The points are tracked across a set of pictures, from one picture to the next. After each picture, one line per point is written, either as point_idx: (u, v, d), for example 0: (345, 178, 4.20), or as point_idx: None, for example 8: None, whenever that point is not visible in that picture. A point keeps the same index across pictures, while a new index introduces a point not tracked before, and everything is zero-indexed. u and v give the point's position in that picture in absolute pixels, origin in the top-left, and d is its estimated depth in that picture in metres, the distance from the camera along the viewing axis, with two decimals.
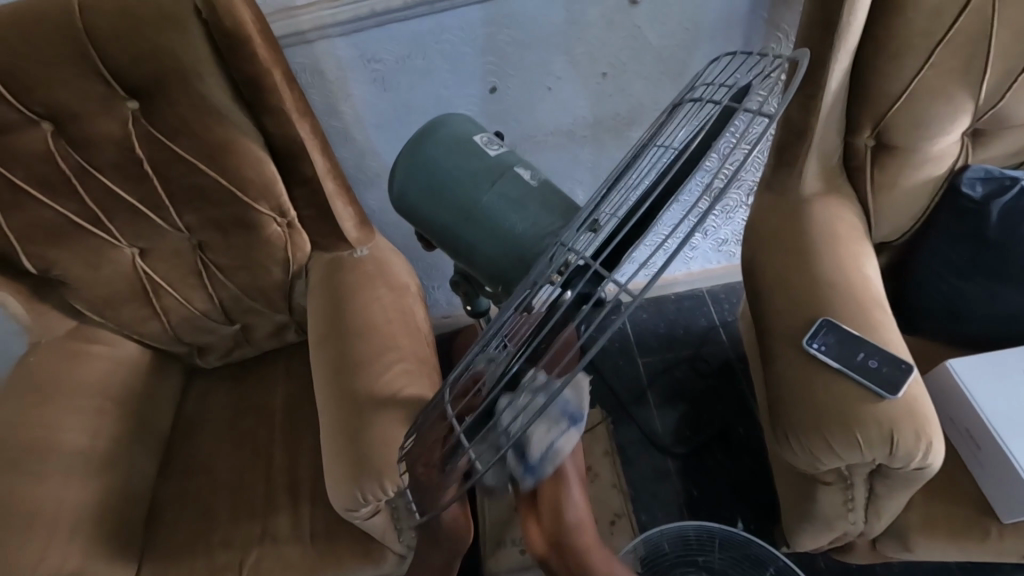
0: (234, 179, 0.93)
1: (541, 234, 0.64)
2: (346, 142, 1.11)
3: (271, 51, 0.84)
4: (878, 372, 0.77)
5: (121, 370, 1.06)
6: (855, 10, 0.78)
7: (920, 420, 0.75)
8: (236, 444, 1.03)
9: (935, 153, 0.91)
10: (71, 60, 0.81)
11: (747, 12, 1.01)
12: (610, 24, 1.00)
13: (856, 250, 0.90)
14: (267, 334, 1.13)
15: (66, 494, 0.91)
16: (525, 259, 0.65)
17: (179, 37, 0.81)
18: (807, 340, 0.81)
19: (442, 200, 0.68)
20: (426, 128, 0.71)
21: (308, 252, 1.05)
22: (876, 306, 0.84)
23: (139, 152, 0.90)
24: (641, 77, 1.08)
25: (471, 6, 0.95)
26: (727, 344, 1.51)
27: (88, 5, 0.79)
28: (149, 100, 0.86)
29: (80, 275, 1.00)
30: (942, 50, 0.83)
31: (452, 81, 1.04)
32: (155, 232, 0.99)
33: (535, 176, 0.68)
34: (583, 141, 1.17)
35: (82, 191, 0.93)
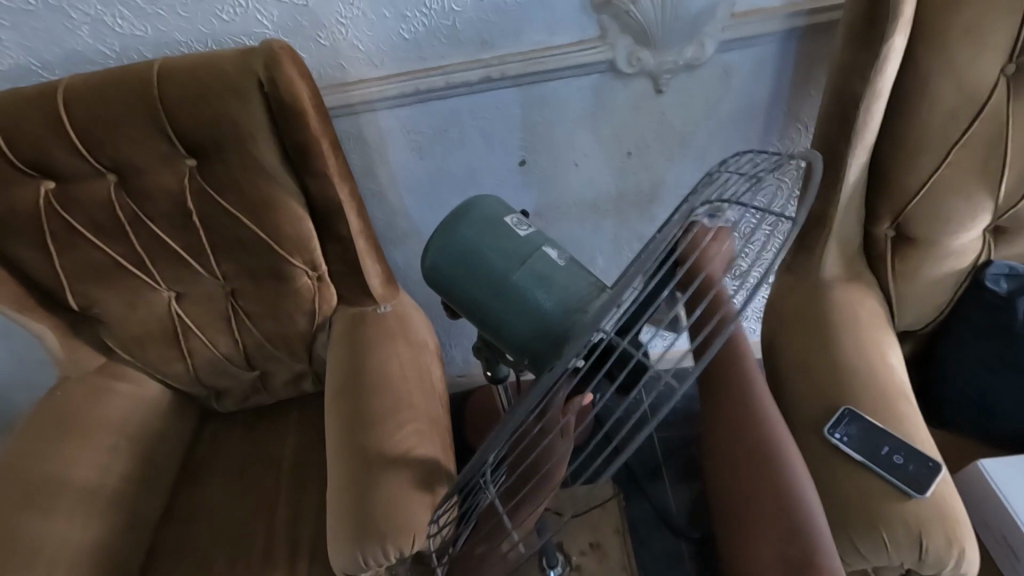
0: (273, 233, 0.99)
1: (565, 310, 0.65)
2: (381, 204, 1.17)
3: (322, 122, 0.91)
4: (904, 468, 0.74)
5: (141, 410, 1.08)
6: (871, 111, 0.82)
7: (950, 524, 0.71)
8: (242, 494, 1.03)
9: (957, 247, 0.92)
10: (141, 121, 0.89)
11: (768, 104, 1.07)
12: (637, 109, 1.06)
13: (879, 338, 0.89)
14: (286, 381, 1.14)
15: (70, 533, 0.92)
16: (554, 336, 0.66)
17: (240, 105, 0.88)
18: (828, 429, 0.79)
19: (472, 275, 0.69)
20: (457, 207, 0.72)
21: (334, 304, 1.09)
22: (900, 398, 0.83)
23: (189, 204, 0.97)
24: (665, 157, 1.13)
25: (508, 87, 1.02)
26: None
27: (164, 74, 0.87)
28: (205, 158, 0.93)
29: (118, 314, 1.05)
30: (958, 150, 0.85)
31: (485, 154, 1.11)
32: (192, 278, 1.04)
33: (563, 255, 0.70)
34: (608, 215, 1.22)
35: (132, 236, 0.99)
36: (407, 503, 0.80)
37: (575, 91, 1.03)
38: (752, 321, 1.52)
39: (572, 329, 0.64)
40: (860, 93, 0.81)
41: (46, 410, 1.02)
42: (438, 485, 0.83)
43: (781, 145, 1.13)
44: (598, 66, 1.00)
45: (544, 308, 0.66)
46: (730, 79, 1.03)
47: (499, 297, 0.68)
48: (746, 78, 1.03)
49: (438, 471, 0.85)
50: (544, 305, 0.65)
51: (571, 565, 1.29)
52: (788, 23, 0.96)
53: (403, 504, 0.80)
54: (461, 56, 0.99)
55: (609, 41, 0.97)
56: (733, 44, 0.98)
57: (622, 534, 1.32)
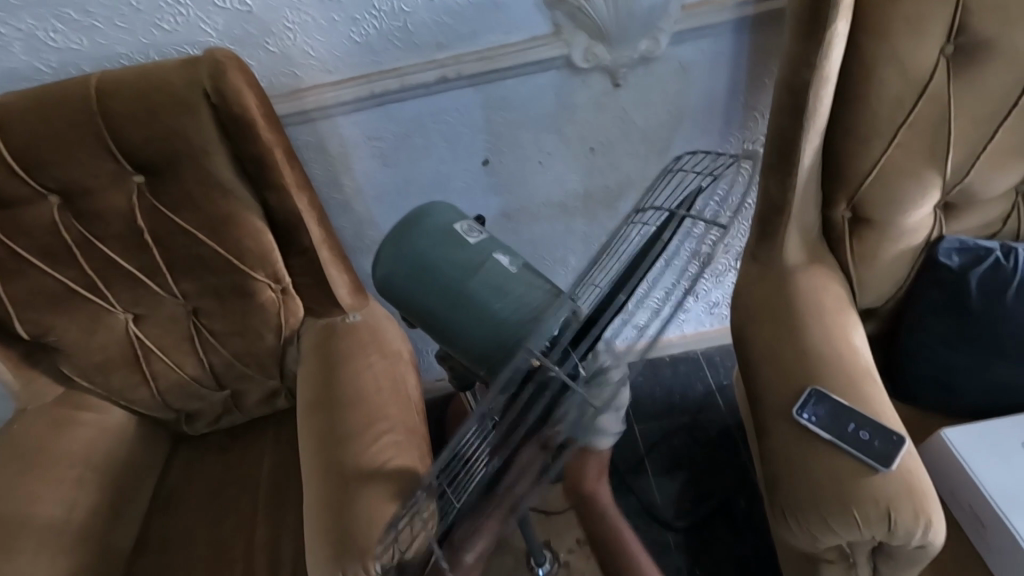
0: (233, 248, 0.96)
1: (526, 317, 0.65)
2: (345, 213, 1.15)
3: (276, 132, 0.88)
4: (870, 444, 0.76)
5: (106, 439, 1.04)
6: (821, 96, 0.83)
7: (917, 495, 0.73)
8: (217, 519, 1.01)
9: (911, 226, 0.94)
10: (85, 139, 0.85)
11: (725, 94, 1.08)
12: (596, 105, 1.07)
13: (841, 319, 0.91)
14: (258, 400, 1.12)
15: (35, 573, 0.88)
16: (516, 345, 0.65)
17: (188, 118, 0.85)
18: (797, 411, 0.81)
19: (427, 286, 0.69)
20: (408, 218, 0.72)
21: (302, 317, 1.06)
22: (866, 376, 0.85)
23: (141, 223, 0.93)
24: (626, 152, 1.14)
25: (464, 88, 1.01)
26: (725, 411, 1.51)
27: (105, 89, 0.84)
28: (154, 174, 0.90)
29: (73, 341, 1.00)
30: (906, 131, 0.88)
31: (446, 157, 1.09)
32: (151, 299, 1.01)
33: (516, 261, 0.70)
34: (575, 213, 1.22)
35: (83, 260, 0.95)
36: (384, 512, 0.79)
37: (530, 89, 1.03)
38: (724, 307, 1.55)
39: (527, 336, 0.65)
40: (809, 79, 0.82)
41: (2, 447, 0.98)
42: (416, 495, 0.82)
43: (740, 134, 1.14)
44: (554, 63, 1.00)
45: (500, 315, 0.66)
46: (684, 72, 1.04)
47: (455, 306, 0.68)
48: (700, 70, 1.05)
49: (417, 481, 0.84)
50: (500, 312, 0.65)
51: (561, 562, 1.28)
52: (737, 14, 0.97)
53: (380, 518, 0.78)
54: (417, 59, 0.98)
55: (564, 37, 0.97)
56: (685, 37, 0.99)
57: None
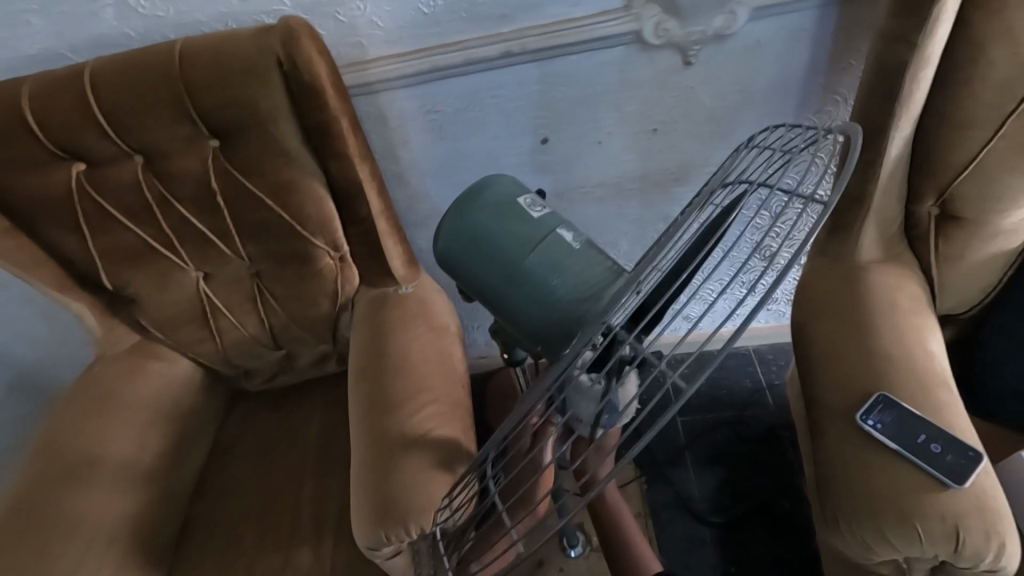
0: (296, 215, 0.99)
1: (584, 295, 0.62)
2: (402, 185, 1.16)
3: (342, 101, 0.90)
4: (942, 458, 0.71)
5: (174, 388, 1.12)
6: (918, 80, 0.76)
7: (990, 517, 0.68)
8: (270, 470, 1.07)
9: (1008, 227, 0.86)
10: (167, 102, 0.89)
11: (804, 76, 1.01)
12: (663, 85, 1.02)
13: (916, 323, 0.85)
14: (310, 362, 1.17)
15: (110, 504, 0.96)
16: (570, 322, 0.63)
17: (261, 85, 0.87)
18: (861, 416, 0.76)
19: (483, 260, 0.67)
20: (469, 189, 0.71)
21: (357, 285, 1.10)
22: (941, 386, 0.79)
23: (214, 186, 0.98)
24: (690, 135, 1.09)
25: (527, 63, 0.99)
26: (774, 410, 1.46)
27: (186, 55, 0.87)
28: (227, 139, 0.94)
29: (149, 294, 1.08)
30: (1014, 122, 0.79)
31: (503, 133, 1.08)
32: (219, 259, 1.06)
33: (578, 238, 0.67)
34: (631, 196, 1.19)
35: (161, 218, 1.01)
36: (426, 483, 0.81)
37: (595, 66, 1.00)
38: (781, 304, 1.49)
39: (583, 315, 0.62)
40: (907, 60, 0.75)
41: (84, 387, 1.07)
42: (456, 467, 0.84)
43: (817, 119, 1.07)
44: (623, 38, 0.96)
45: (558, 292, 0.64)
46: (762, 51, 0.98)
47: (511, 281, 0.66)
48: (779, 48, 0.98)
49: (458, 453, 0.86)
50: (557, 288, 0.62)
51: (593, 546, 1.28)
52: None
53: (419, 486, 0.80)
54: (481, 32, 0.97)
55: (635, 11, 0.93)
56: (766, 13, 0.93)
57: (643, 518, 1.34)
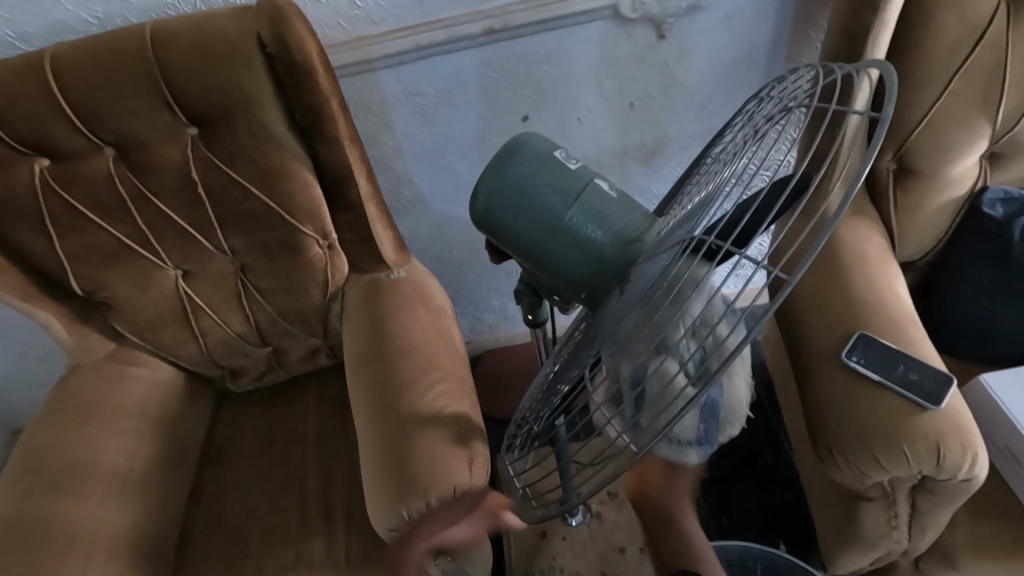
0: (283, 204, 0.97)
1: (631, 248, 0.60)
2: (385, 171, 1.15)
3: (331, 83, 0.88)
4: (919, 384, 0.79)
5: (157, 394, 1.07)
6: (879, 41, 0.82)
7: (965, 432, 0.76)
8: (271, 467, 1.04)
9: (957, 176, 0.95)
10: (141, 89, 0.85)
11: (770, 46, 1.07)
12: (639, 58, 1.06)
13: (885, 269, 0.93)
14: (301, 357, 1.14)
15: (105, 515, 0.92)
16: (617, 277, 0.61)
17: (243, 68, 0.84)
18: (846, 355, 0.83)
19: (523, 218, 0.62)
20: (504, 144, 0.64)
21: (347, 275, 1.09)
22: (911, 323, 0.87)
23: (195, 177, 0.94)
24: (665, 106, 1.13)
25: (469, 49, 1.01)
26: (749, 370, 1.55)
27: (158, 38, 0.83)
28: (207, 127, 0.90)
29: (126, 296, 1.02)
30: (960, 79, 0.87)
31: (485, 111, 1.09)
32: (201, 255, 1.02)
33: (615, 188, 0.64)
34: (611, 169, 1.22)
35: (136, 214, 0.96)
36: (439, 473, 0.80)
37: (572, 42, 1.02)
38: None
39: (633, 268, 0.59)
40: (869, 24, 0.81)
41: (61, 399, 1.01)
42: (475, 441, 0.85)
43: None
44: (601, 13, 0.98)
45: (604, 245, 0.60)
46: (732, 22, 1.03)
47: (553, 238, 0.61)
48: (748, 19, 1.03)
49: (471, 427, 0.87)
50: (603, 242, 0.60)
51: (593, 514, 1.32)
52: None
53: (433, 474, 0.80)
54: (464, 10, 0.97)
55: None
56: None
57: None
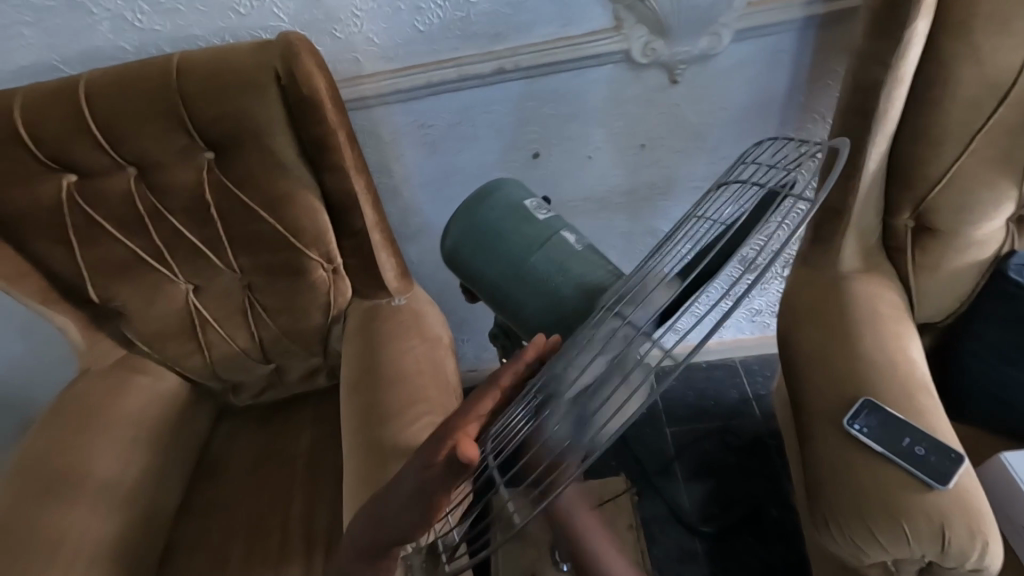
0: (290, 227, 1.00)
1: (585, 296, 0.67)
2: (395, 199, 1.18)
3: (339, 116, 0.91)
4: (925, 460, 0.73)
5: (159, 403, 1.10)
6: (893, 98, 0.80)
7: (975, 517, 0.70)
8: (260, 484, 1.05)
9: (979, 238, 0.90)
10: (163, 114, 0.90)
11: (785, 94, 1.06)
12: (650, 101, 1.06)
13: (897, 331, 0.88)
14: (301, 376, 1.16)
15: (92, 520, 0.94)
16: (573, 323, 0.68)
17: (258, 97, 0.88)
18: (847, 421, 0.79)
19: (490, 256, 0.72)
20: (481, 191, 0.75)
21: (349, 298, 1.10)
22: (922, 391, 0.82)
23: (208, 198, 0.98)
24: (676, 149, 1.13)
25: (517, 80, 1.02)
26: (760, 419, 1.49)
27: (183, 67, 0.88)
28: (222, 151, 0.94)
29: (138, 307, 1.06)
30: (980, 139, 0.84)
31: (496, 146, 1.11)
32: (210, 272, 1.06)
33: (580, 241, 0.72)
34: (622, 208, 1.22)
35: (151, 230, 1.00)
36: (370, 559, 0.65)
37: (586, 84, 1.03)
38: (768, 317, 1.53)
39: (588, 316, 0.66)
40: (880, 80, 0.79)
41: (68, 400, 1.05)
42: None
43: (797, 137, 1.12)
44: (612, 57, 0.99)
45: (562, 291, 0.68)
46: (746, 70, 1.02)
47: (514, 276, 0.70)
48: (763, 67, 1.02)
49: None
50: (561, 287, 0.68)
51: None
52: (805, 12, 0.94)
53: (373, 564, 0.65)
54: (476, 49, 0.99)
55: (624, 31, 0.96)
56: (747, 35, 0.97)
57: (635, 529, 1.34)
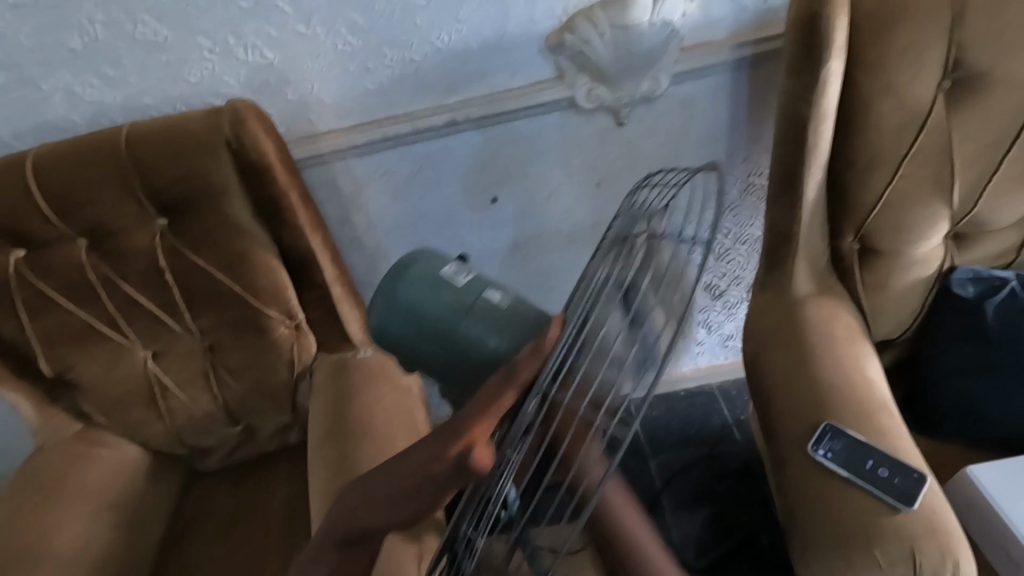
0: (249, 286, 0.99)
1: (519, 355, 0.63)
2: (358, 249, 1.18)
3: (290, 175, 0.93)
4: (889, 482, 0.74)
5: (121, 476, 1.05)
6: (820, 131, 0.84)
7: (943, 537, 0.71)
8: (229, 554, 1.01)
9: (922, 256, 0.94)
10: (115, 183, 0.90)
11: (728, 129, 1.10)
12: (601, 142, 1.09)
13: (855, 351, 0.90)
14: (269, 436, 1.13)
15: None
16: None
17: (211, 162, 0.89)
18: (812, 446, 0.79)
19: (419, 333, 0.69)
20: (395, 269, 0.72)
21: (314, 352, 1.09)
22: (883, 410, 0.83)
23: (162, 262, 0.97)
24: (631, 185, 1.16)
25: (471, 130, 1.05)
26: (743, 445, 1.48)
27: (134, 136, 0.88)
28: (177, 216, 0.94)
29: (94, 377, 1.03)
30: (908, 163, 0.88)
31: (456, 192, 1.13)
32: (170, 336, 1.04)
33: (506, 295, 0.69)
34: (585, 243, 1.24)
35: (106, 298, 0.99)
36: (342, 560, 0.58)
37: (536, 130, 1.06)
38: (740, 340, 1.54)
39: None
40: (806, 115, 0.83)
41: (22, 480, 1.00)
42: (425, 534, 0.80)
43: (745, 167, 1.16)
44: (558, 104, 1.03)
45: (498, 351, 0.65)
46: (687, 108, 1.07)
47: (445, 346, 0.67)
48: (704, 104, 1.07)
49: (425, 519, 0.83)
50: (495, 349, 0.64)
51: None
52: (735, 53, 1.00)
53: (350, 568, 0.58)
54: (426, 103, 1.01)
55: (567, 80, 1.00)
56: (684, 77, 1.02)
57: None
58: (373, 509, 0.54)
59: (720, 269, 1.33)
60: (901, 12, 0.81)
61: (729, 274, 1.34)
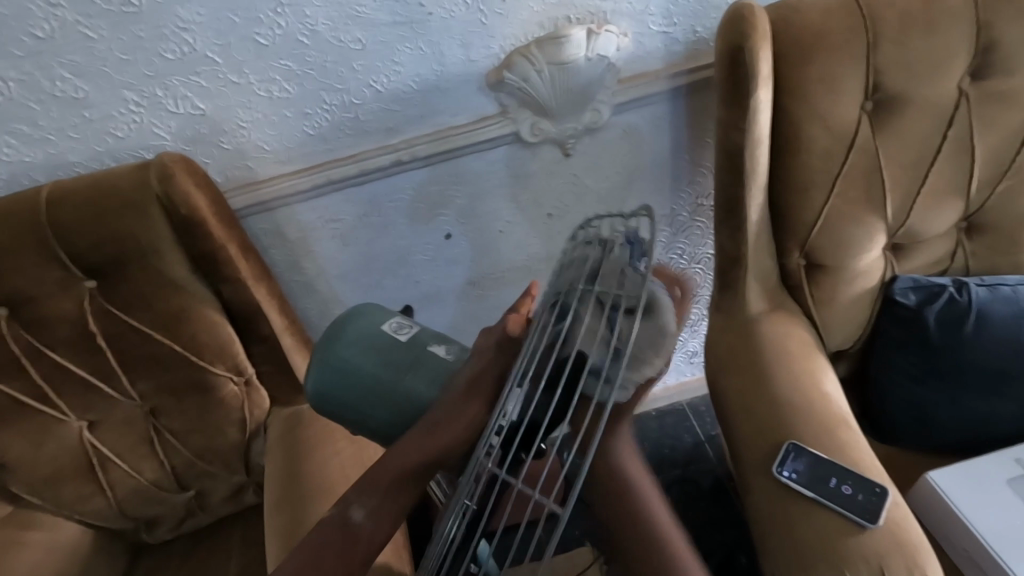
0: (190, 345, 0.94)
1: None
2: (310, 294, 1.15)
3: (226, 229, 0.90)
4: (853, 498, 0.75)
5: (56, 562, 0.96)
6: (756, 156, 0.87)
7: (909, 551, 0.71)
8: None
9: (864, 268, 0.96)
10: (35, 248, 0.84)
11: (671, 154, 1.13)
12: (550, 174, 1.10)
13: (810, 366, 0.91)
14: (222, 499, 1.06)
15: None
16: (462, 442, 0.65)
17: (143, 219, 0.85)
18: (777, 468, 0.79)
19: (359, 393, 0.68)
20: (332, 329, 0.71)
21: (266, 407, 1.04)
22: (843, 424, 0.84)
23: (93, 327, 0.91)
24: (583, 214, 1.17)
25: (418, 168, 1.03)
26: (715, 461, 1.48)
27: (55, 197, 0.83)
28: (106, 277, 0.89)
29: (19, 457, 0.95)
30: (841, 182, 0.91)
31: (407, 232, 1.11)
32: (106, 404, 0.97)
33: (451, 351, 0.69)
34: (542, 273, 1.24)
35: (32, 369, 0.92)
36: (392, 494, 0.57)
37: (484, 165, 1.06)
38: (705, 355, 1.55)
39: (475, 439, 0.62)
40: (742, 142, 0.86)
41: None
42: None
43: (691, 190, 1.19)
44: (504, 139, 1.03)
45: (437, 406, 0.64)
46: (631, 137, 1.09)
47: (389, 405, 0.66)
48: (646, 133, 1.09)
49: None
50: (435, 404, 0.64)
51: None
52: (671, 83, 1.02)
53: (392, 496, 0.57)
54: (370, 145, 1.00)
55: (510, 116, 1.00)
56: (625, 107, 1.04)
57: None
58: (436, 440, 0.57)
59: (678, 288, 1.34)
60: (818, 41, 0.85)
61: (687, 293, 1.36)
